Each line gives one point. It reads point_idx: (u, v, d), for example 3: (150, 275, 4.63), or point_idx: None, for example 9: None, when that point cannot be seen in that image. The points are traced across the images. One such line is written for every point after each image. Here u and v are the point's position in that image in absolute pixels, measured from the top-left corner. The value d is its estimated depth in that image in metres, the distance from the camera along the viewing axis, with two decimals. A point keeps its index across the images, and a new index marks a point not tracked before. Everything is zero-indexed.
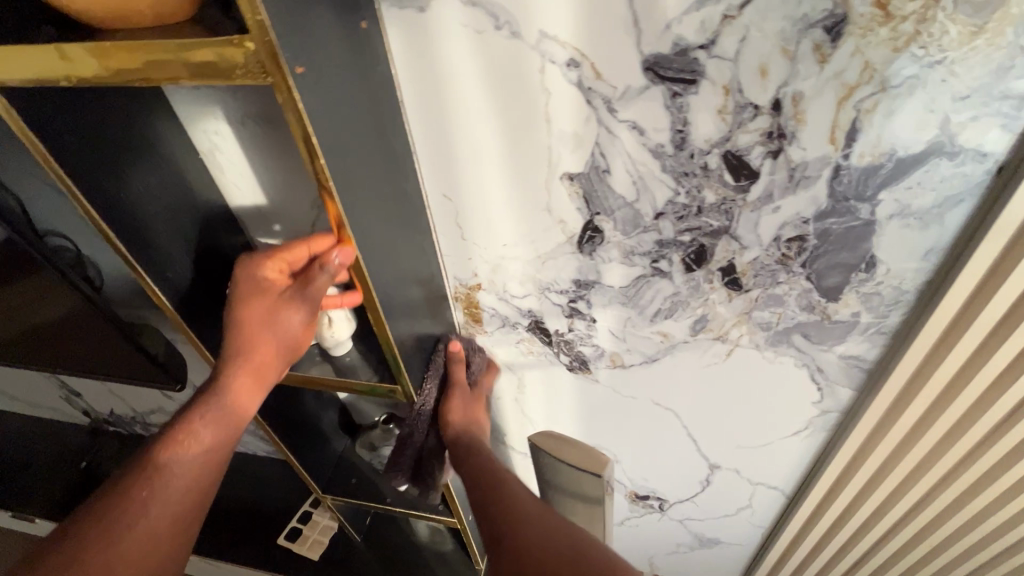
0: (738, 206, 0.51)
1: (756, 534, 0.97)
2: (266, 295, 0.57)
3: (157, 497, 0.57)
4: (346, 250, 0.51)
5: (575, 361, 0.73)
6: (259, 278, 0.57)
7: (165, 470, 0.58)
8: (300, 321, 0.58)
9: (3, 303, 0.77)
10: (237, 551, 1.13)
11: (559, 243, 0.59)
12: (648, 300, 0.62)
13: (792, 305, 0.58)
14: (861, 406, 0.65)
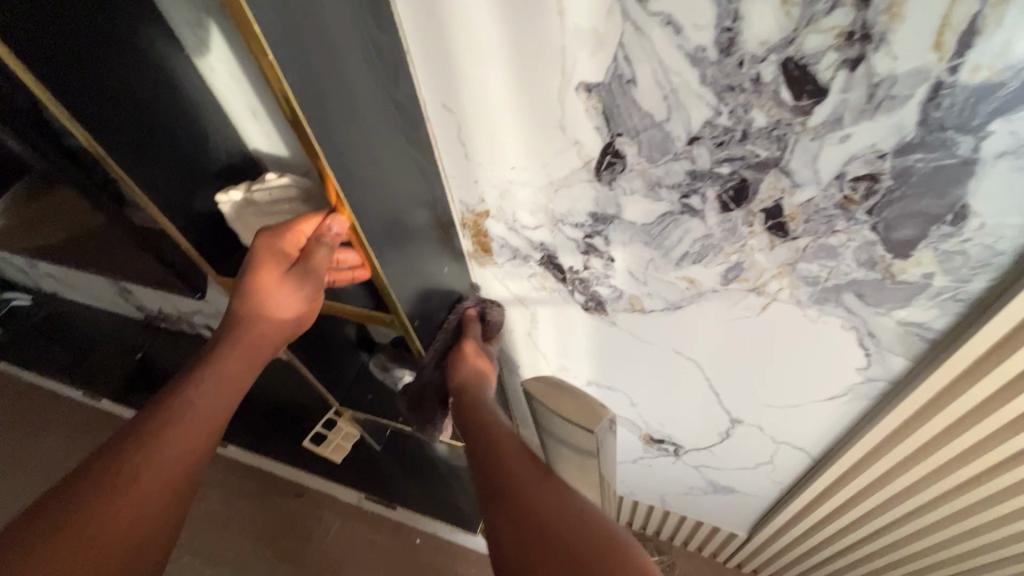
0: (794, 134, 0.40)
1: (774, 488, 0.93)
2: (275, 262, 0.56)
3: (186, 420, 0.51)
4: (340, 219, 0.53)
5: (591, 301, 0.67)
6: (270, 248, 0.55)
7: (184, 396, 0.53)
8: (301, 293, 0.58)
9: (62, 197, 0.84)
10: (272, 447, 1.22)
11: (574, 169, 0.51)
12: (675, 241, 0.54)
13: (848, 259, 0.48)
14: (915, 378, 0.56)
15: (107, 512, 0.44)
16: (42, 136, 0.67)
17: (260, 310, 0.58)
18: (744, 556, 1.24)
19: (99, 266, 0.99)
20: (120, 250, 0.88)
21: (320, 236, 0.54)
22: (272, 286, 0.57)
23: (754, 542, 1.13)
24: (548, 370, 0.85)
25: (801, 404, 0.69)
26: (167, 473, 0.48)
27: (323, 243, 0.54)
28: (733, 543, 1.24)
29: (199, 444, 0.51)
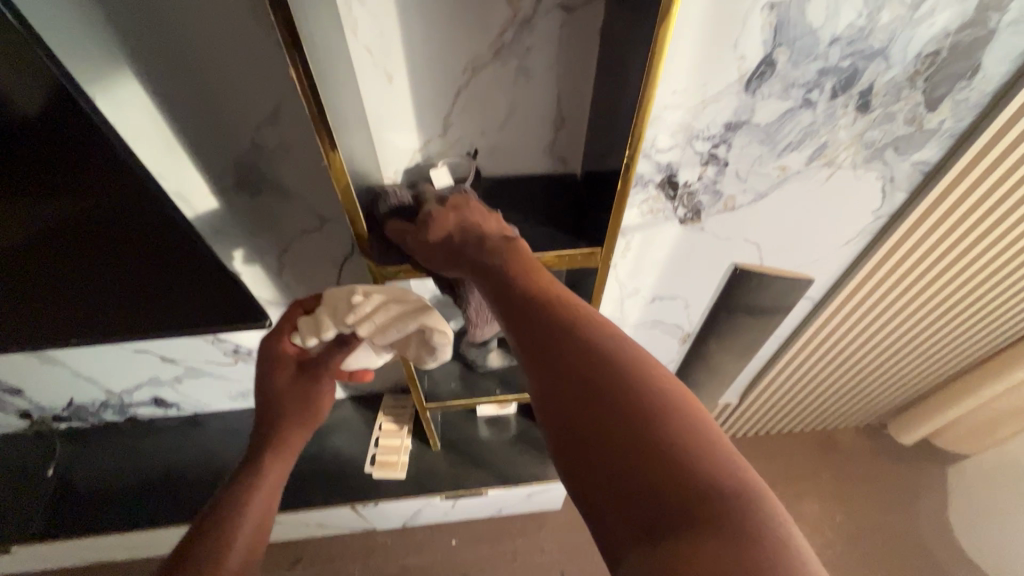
0: (902, 25, 0.58)
1: (775, 345, 1.19)
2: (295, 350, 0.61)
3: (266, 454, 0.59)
4: (313, 299, 0.61)
5: (690, 212, 0.79)
6: (283, 350, 0.60)
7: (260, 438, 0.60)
8: (329, 362, 0.61)
9: (25, 254, 0.58)
10: (306, 495, 1.06)
11: (729, 83, 0.61)
12: (785, 134, 0.68)
13: (899, 121, 0.69)
14: (911, 205, 0.81)
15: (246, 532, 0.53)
16: (54, 136, 0.48)
17: (302, 395, 0.60)
18: (733, 423, 1.52)
19: (32, 342, 0.70)
20: (137, 300, 0.67)
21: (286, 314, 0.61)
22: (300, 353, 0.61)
23: (747, 402, 1.41)
24: (620, 296, 0.95)
25: (824, 256, 0.92)
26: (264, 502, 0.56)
27: (287, 313, 0.60)
28: (725, 417, 1.49)
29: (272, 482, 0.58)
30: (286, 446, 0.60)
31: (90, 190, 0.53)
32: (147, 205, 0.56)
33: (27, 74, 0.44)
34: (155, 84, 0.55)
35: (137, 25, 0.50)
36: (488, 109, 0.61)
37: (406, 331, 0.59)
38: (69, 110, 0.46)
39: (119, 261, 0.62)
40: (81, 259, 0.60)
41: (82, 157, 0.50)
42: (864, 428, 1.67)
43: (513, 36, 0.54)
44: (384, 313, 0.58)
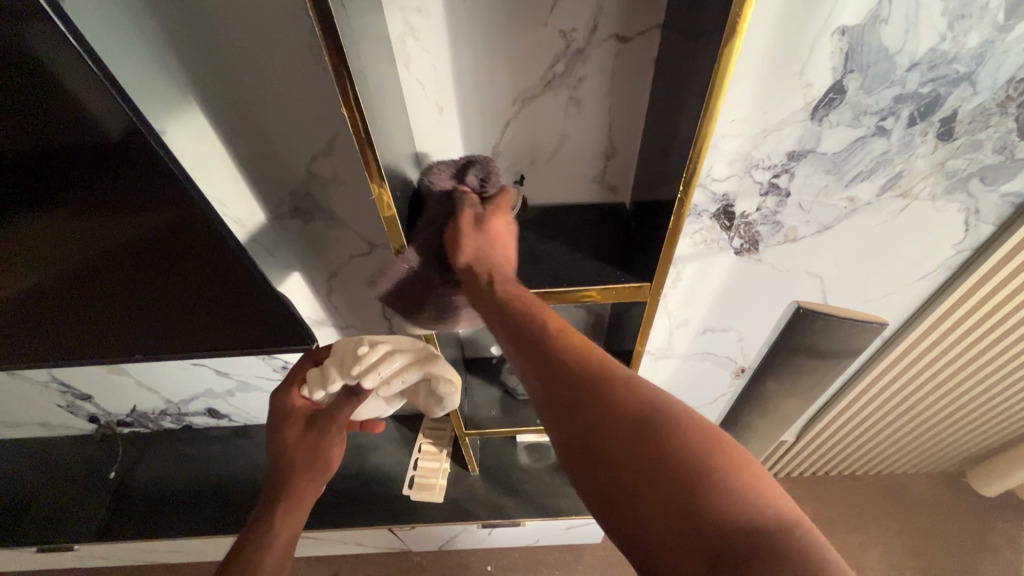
0: (992, 48, 0.53)
1: (838, 382, 1.11)
2: (303, 402, 0.63)
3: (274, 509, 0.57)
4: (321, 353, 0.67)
5: (747, 243, 0.75)
6: (293, 404, 0.62)
7: (270, 492, 0.59)
8: (338, 412, 0.61)
9: (98, 275, 0.62)
10: (346, 513, 1.07)
11: (794, 111, 0.58)
12: (855, 163, 0.64)
13: (986, 150, 0.63)
14: (999, 239, 0.74)
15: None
16: (118, 162, 0.51)
17: (310, 446, 0.60)
18: (790, 461, 1.42)
19: (97, 355, 0.74)
20: (194, 321, 0.71)
21: (295, 369, 0.65)
22: (308, 404, 0.63)
23: (806, 441, 1.32)
24: (669, 326, 0.92)
25: (896, 291, 0.85)
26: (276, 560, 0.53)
27: (293, 369, 0.65)
28: (781, 455, 1.40)
29: (286, 534, 0.56)
30: (295, 501, 0.58)
31: (151, 219, 0.56)
32: (206, 232, 0.59)
33: (95, 108, 0.46)
34: (220, 116, 0.57)
35: (205, 62, 0.53)
36: (538, 139, 0.60)
37: (410, 379, 0.63)
38: (131, 138, 0.49)
39: (178, 284, 0.65)
40: (146, 280, 0.64)
41: (141, 181, 0.53)
42: (938, 474, 1.53)
43: (565, 67, 0.53)
44: (388, 362, 0.61)
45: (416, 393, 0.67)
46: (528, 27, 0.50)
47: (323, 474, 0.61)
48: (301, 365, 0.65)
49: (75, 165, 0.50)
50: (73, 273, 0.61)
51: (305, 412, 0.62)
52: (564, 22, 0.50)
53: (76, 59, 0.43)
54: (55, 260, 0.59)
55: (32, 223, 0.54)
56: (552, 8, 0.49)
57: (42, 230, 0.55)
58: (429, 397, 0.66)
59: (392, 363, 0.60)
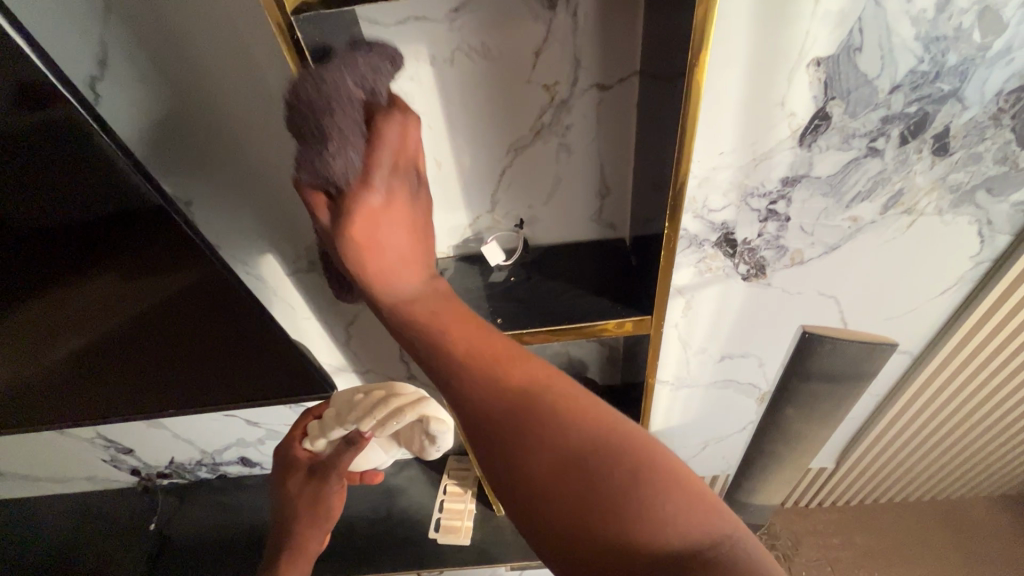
0: (974, 65, 0.53)
1: (872, 404, 1.07)
2: (306, 453, 0.67)
3: (281, 554, 0.64)
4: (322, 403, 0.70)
5: (753, 268, 0.75)
6: (296, 457, 0.67)
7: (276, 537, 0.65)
8: (338, 462, 0.64)
9: (135, 337, 0.67)
10: (373, 559, 1.07)
11: (781, 139, 0.59)
12: (851, 184, 0.64)
13: (987, 161, 0.62)
14: (1018, 250, 0.72)
15: None
16: (142, 226, 0.55)
17: (309, 497, 0.64)
18: (831, 490, 1.36)
19: (137, 409, 0.78)
20: (222, 376, 0.75)
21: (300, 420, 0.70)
22: (309, 456, 0.67)
23: (846, 468, 1.26)
24: (686, 356, 0.91)
25: (917, 307, 0.83)
26: None
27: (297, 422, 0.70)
28: (821, 484, 1.34)
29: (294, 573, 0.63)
30: (297, 547, 0.64)
31: (181, 284, 0.62)
32: (230, 293, 0.64)
33: (121, 179, 0.51)
34: (239, 183, 0.63)
35: (225, 138, 0.59)
36: (533, 184, 0.63)
37: (405, 420, 0.64)
38: (154, 208, 0.54)
39: (206, 342, 0.70)
40: (176, 339, 0.69)
41: (162, 242, 0.57)
42: (998, 500, 1.43)
43: (552, 116, 0.56)
44: (383, 406, 0.64)
45: (414, 430, 0.67)
46: (514, 84, 0.53)
47: (322, 522, 0.64)
48: (306, 414, 0.69)
49: (111, 240, 0.56)
50: (113, 335, 0.67)
51: (305, 463, 0.67)
52: (546, 77, 0.53)
53: (101, 135, 0.48)
54: (97, 325, 0.65)
55: (77, 293, 0.60)
56: (534, 66, 0.52)
57: (86, 296, 0.61)
58: (426, 437, 0.66)
59: (384, 408, 0.64)
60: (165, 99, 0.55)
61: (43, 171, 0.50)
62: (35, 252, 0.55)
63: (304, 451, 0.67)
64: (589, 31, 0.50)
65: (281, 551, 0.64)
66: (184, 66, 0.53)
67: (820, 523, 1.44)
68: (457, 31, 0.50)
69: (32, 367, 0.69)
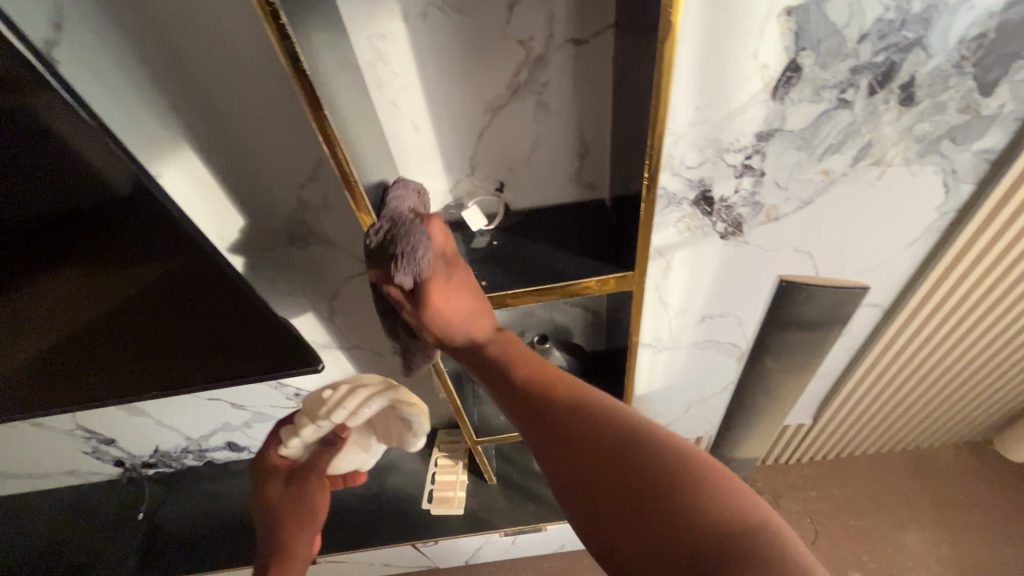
0: (938, 12, 0.54)
1: (846, 358, 1.11)
2: (281, 462, 0.69)
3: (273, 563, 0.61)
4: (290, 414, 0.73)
5: (730, 226, 0.76)
6: (272, 464, 0.69)
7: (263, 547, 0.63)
8: (320, 459, 0.69)
9: (118, 322, 0.66)
10: (368, 534, 1.08)
11: (754, 93, 0.60)
12: (823, 137, 0.66)
13: (951, 110, 0.64)
14: (980, 198, 0.75)
15: None
16: (122, 208, 0.53)
17: (299, 494, 0.66)
18: (809, 445, 1.41)
19: (117, 396, 0.76)
20: (210, 357, 0.73)
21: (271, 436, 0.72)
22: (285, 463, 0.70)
23: (823, 422, 1.31)
24: (668, 317, 0.93)
25: (888, 259, 0.86)
26: None
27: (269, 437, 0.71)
28: (799, 440, 1.39)
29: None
30: (287, 552, 0.62)
31: (166, 264, 0.60)
32: (215, 270, 0.62)
33: (91, 154, 0.49)
34: (211, 154, 0.61)
35: (196, 106, 0.57)
36: (512, 145, 0.63)
37: (374, 406, 0.68)
38: (133, 185, 0.52)
39: (191, 322, 0.68)
40: (160, 322, 0.67)
41: (144, 225, 0.56)
42: (964, 446, 1.51)
43: (529, 73, 0.56)
44: (352, 396, 0.67)
45: (386, 419, 0.72)
46: (490, 40, 0.53)
47: (312, 518, 0.65)
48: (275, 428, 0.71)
49: (89, 222, 0.54)
50: (95, 323, 0.65)
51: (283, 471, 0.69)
52: (521, 32, 0.52)
53: (77, 116, 0.47)
54: (77, 312, 0.63)
55: (55, 281, 0.58)
56: (509, 21, 0.51)
57: (63, 283, 0.59)
58: (401, 423, 0.72)
59: (353, 398, 0.67)
60: (126, 66, 0.53)
61: (9, 150, 0.47)
62: (4, 241, 0.53)
63: (280, 460, 0.69)
64: None
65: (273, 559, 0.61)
66: (146, 29, 0.51)
67: (800, 478, 1.50)
68: None
69: (12, 359, 0.67)
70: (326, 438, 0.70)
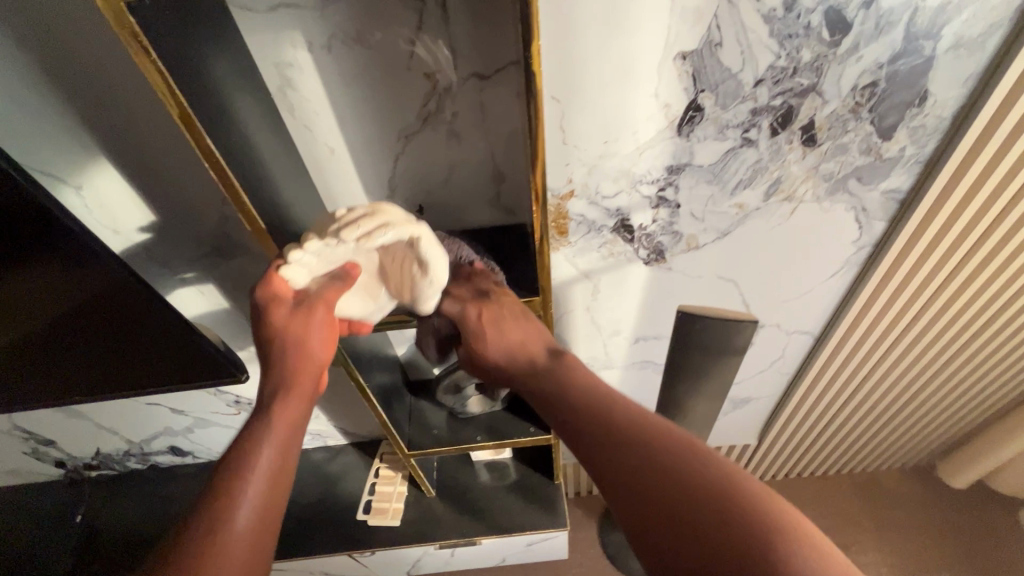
0: (828, 61, 0.57)
1: (783, 382, 1.13)
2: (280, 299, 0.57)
3: (263, 429, 0.58)
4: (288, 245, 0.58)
5: (652, 253, 0.79)
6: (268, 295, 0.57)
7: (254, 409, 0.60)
8: (330, 296, 0.57)
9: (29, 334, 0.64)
10: (303, 543, 1.08)
11: (659, 129, 0.62)
12: (732, 173, 0.68)
13: (853, 152, 0.67)
14: (892, 234, 0.77)
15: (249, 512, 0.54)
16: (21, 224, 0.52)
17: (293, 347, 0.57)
18: (755, 465, 1.43)
19: (37, 403, 0.74)
20: (128, 368, 0.71)
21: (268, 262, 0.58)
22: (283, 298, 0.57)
23: (767, 443, 1.33)
24: (600, 338, 0.95)
25: (811, 289, 0.88)
26: (269, 480, 0.56)
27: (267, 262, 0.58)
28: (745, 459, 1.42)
29: (280, 451, 0.58)
30: (281, 414, 0.58)
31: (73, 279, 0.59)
32: (128, 283, 0.60)
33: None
34: (129, 169, 0.62)
35: (108, 122, 0.58)
36: (427, 170, 0.64)
37: (388, 236, 0.52)
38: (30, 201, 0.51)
39: (106, 334, 0.66)
40: (73, 335, 0.65)
41: (51, 245, 0.55)
42: (909, 470, 1.54)
43: (438, 103, 0.58)
44: (356, 225, 0.52)
45: (399, 263, 0.56)
46: (395, 72, 0.55)
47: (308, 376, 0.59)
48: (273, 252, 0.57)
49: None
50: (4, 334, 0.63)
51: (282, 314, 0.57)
52: (425, 65, 0.54)
53: None
54: None
55: None
56: (411, 55, 0.53)
57: None
58: (418, 269, 0.56)
59: (367, 218, 0.52)
60: (38, 83, 0.54)
61: None
62: None
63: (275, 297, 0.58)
64: (460, 21, 0.51)
65: (261, 428, 0.58)
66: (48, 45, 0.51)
67: None
68: (330, 19, 0.51)
69: None
70: (338, 271, 0.57)
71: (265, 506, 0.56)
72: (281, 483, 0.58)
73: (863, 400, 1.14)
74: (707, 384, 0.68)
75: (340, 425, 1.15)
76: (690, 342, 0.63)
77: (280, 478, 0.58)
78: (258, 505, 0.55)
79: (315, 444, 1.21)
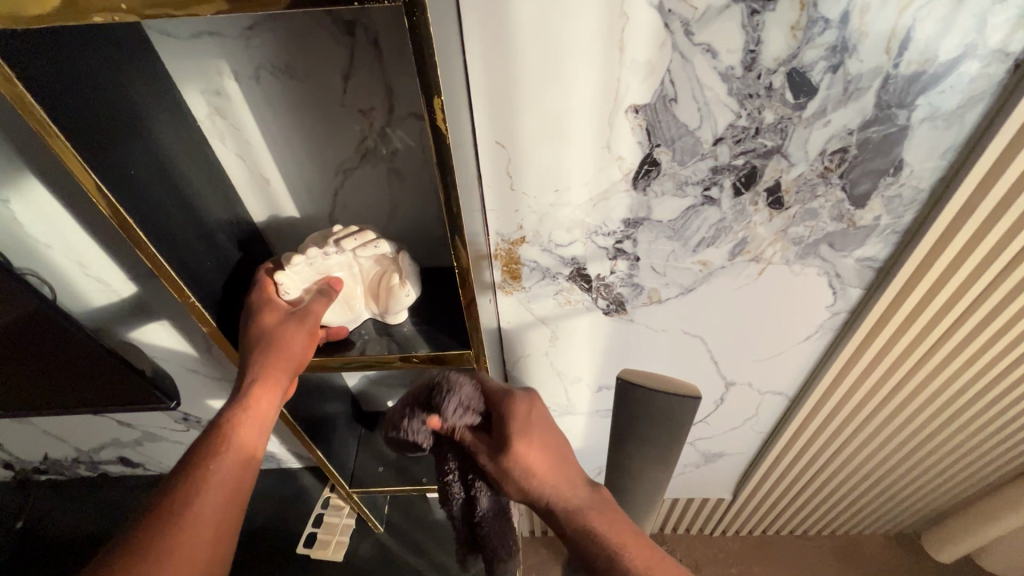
0: (793, 124, 0.53)
1: (757, 440, 1.08)
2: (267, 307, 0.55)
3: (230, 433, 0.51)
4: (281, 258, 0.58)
5: (612, 304, 0.75)
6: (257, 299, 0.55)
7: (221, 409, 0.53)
8: (310, 313, 0.54)
9: None
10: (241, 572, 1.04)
11: (614, 182, 0.59)
12: (694, 230, 0.64)
13: (824, 217, 0.63)
14: (869, 302, 0.73)
15: (192, 533, 0.47)
16: None
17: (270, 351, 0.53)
18: (729, 519, 1.37)
19: None
20: (54, 389, 0.69)
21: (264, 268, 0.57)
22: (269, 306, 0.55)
23: (741, 500, 1.27)
24: (560, 384, 0.91)
25: (784, 351, 0.84)
26: (223, 495, 0.49)
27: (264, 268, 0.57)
28: (718, 513, 1.35)
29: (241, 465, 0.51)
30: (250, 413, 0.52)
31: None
32: (45, 308, 0.58)
33: None
34: (59, 187, 0.60)
35: (35, 140, 0.56)
36: (369, 207, 0.61)
37: (382, 246, 0.55)
38: None
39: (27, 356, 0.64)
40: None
41: None
42: (895, 537, 1.46)
43: (376, 141, 0.55)
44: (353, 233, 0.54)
45: (382, 273, 0.58)
46: (329, 108, 0.52)
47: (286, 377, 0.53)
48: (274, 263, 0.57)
49: None
50: None
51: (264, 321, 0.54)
52: (359, 103, 0.51)
53: None
54: None
55: None
56: (345, 92, 0.51)
57: None
58: (398, 278, 0.57)
59: (363, 233, 0.55)
60: None
61: None
62: None
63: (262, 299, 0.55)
64: (393, 61, 0.48)
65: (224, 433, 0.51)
66: None
67: (721, 551, 1.46)
68: (258, 50, 0.48)
69: None
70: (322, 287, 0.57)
71: (215, 525, 0.48)
72: (239, 500, 0.50)
73: (841, 463, 1.09)
74: (653, 458, 0.63)
75: (294, 449, 1.12)
76: (631, 412, 0.59)
77: (237, 495, 0.50)
78: (204, 523, 0.47)
79: (269, 465, 1.17)
